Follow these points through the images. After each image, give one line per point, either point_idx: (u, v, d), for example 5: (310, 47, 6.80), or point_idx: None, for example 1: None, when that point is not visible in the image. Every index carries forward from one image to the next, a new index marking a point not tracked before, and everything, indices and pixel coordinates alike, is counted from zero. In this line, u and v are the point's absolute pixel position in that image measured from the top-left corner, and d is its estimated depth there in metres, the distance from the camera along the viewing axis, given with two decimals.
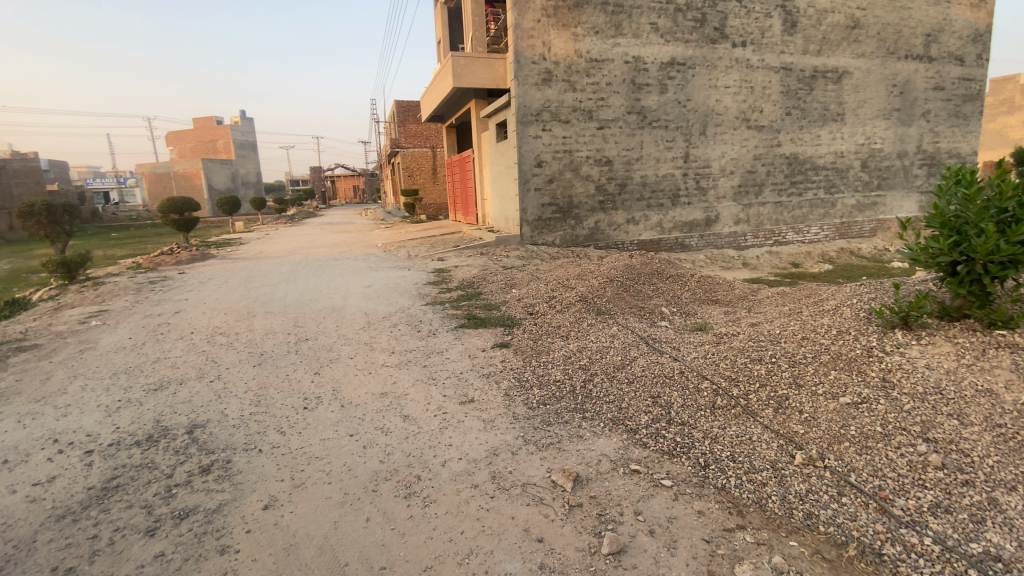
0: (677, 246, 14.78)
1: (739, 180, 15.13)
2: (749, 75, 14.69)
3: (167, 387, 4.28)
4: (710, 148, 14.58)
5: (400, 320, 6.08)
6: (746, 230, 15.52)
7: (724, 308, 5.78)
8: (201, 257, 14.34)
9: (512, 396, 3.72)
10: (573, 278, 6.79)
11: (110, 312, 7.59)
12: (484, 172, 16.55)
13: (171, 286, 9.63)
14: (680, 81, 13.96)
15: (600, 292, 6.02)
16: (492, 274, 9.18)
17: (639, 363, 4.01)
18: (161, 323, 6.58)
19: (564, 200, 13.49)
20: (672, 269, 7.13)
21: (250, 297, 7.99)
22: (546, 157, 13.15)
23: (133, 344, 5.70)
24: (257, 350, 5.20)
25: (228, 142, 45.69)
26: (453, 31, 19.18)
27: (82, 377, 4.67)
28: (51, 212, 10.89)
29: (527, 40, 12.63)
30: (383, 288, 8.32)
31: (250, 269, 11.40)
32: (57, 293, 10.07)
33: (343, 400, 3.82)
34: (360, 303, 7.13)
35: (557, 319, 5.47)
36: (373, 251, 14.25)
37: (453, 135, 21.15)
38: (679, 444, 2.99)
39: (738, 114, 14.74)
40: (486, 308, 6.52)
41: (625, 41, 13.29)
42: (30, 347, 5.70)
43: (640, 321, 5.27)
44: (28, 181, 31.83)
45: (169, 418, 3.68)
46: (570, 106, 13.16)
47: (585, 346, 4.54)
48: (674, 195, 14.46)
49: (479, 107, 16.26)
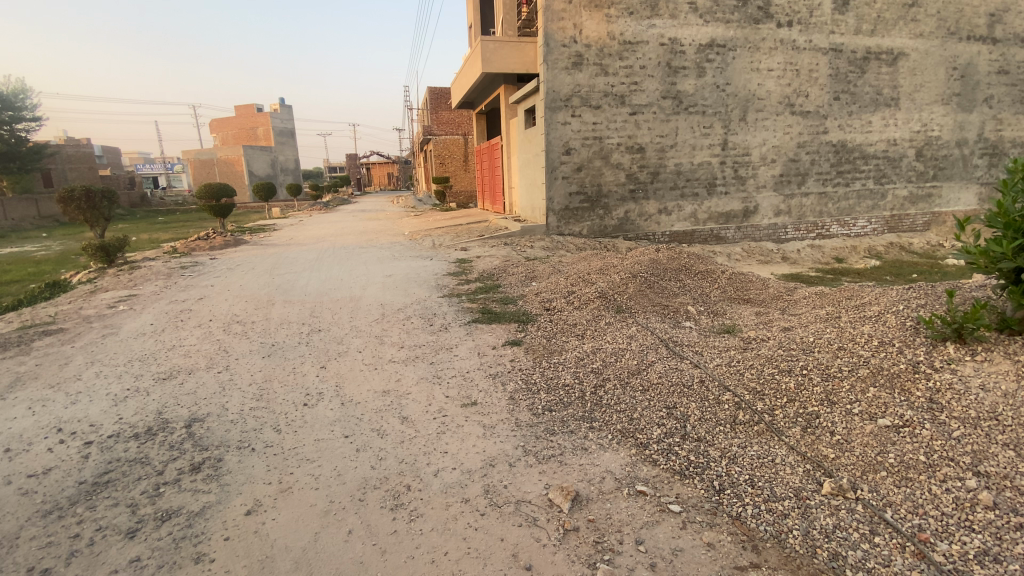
0: (711, 238, 14.18)
1: (780, 169, 14.34)
2: (795, 57, 13.81)
3: (175, 377, 4.28)
4: (750, 135, 13.83)
5: (414, 312, 5.95)
6: (787, 222, 14.75)
7: (756, 308, 5.39)
8: (234, 242, 14.67)
9: (517, 400, 3.52)
10: (594, 273, 6.50)
11: (139, 297, 7.77)
12: (512, 160, 16.25)
13: (200, 272, 9.83)
14: (719, 64, 13.24)
15: (622, 289, 5.72)
16: (513, 265, 8.97)
17: (656, 369, 3.73)
18: (183, 310, 6.68)
19: (593, 189, 13.08)
20: (701, 265, 6.72)
21: (273, 285, 8.04)
22: (574, 145, 12.75)
23: (153, 331, 5.77)
24: (268, 340, 5.16)
25: (267, 130, 46.79)
26: (485, 15, 18.81)
27: (99, 364, 4.74)
28: (90, 197, 11.29)
29: (557, 23, 12.19)
30: (403, 278, 8.23)
31: (278, 256, 11.55)
32: (96, 276, 10.45)
33: (344, 397, 3.71)
34: (378, 293, 7.04)
35: (574, 316, 5.22)
36: (400, 239, 14.25)
37: (483, 122, 20.89)
38: (692, 463, 2.73)
39: (781, 99, 13.91)
40: (503, 302, 6.32)
41: (661, 21, 12.66)
42: (58, 330, 5.85)
43: (663, 320, 4.96)
44: (81, 167, 33.45)
45: (171, 410, 3.64)
46: (601, 92, 12.69)
47: (600, 348, 4.29)
48: (709, 185, 13.82)
49: (509, 93, 15.92)
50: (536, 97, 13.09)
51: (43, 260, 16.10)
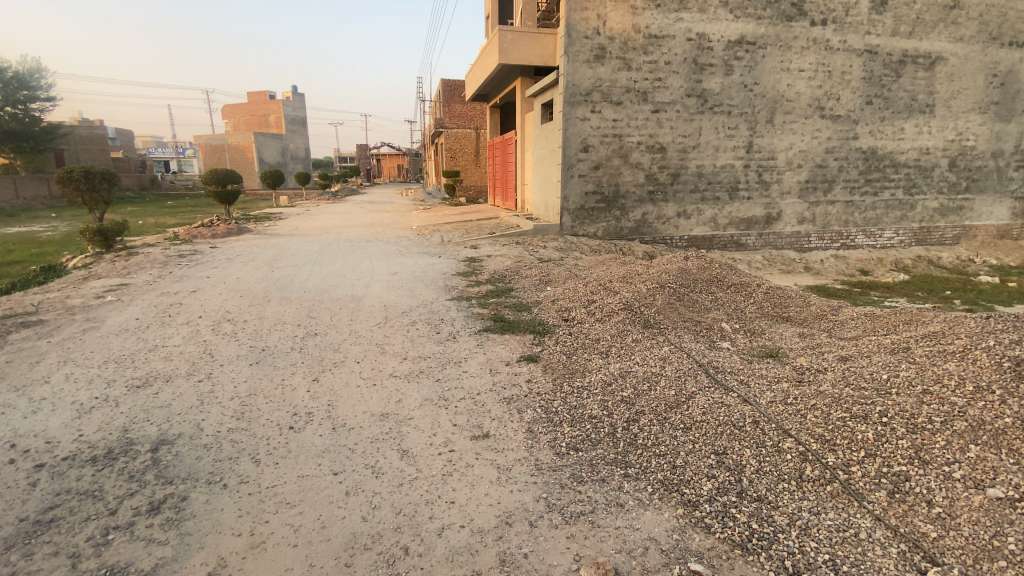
0: (731, 245, 13.61)
1: (807, 175, 13.72)
2: (827, 58, 13.14)
3: (150, 385, 3.81)
4: (776, 138, 13.22)
5: (420, 317, 5.46)
6: (811, 230, 14.14)
7: (799, 329, 4.88)
8: (237, 230, 14.23)
9: (536, 434, 3.02)
10: (617, 281, 5.98)
11: (130, 287, 7.32)
12: (526, 155, 15.70)
13: (198, 262, 9.39)
14: (748, 62, 12.61)
15: (649, 300, 5.20)
16: (526, 266, 8.47)
17: (698, 402, 3.24)
18: (173, 304, 6.21)
19: (610, 189, 12.53)
20: (733, 275, 6.19)
21: (272, 279, 7.59)
22: (592, 141, 12.20)
23: (138, 327, 5.31)
24: (259, 344, 4.68)
25: (280, 117, 46.49)
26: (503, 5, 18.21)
27: (72, 364, 4.27)
28: (89, 179, 10.87)
29: (580, 13, 11.60)
30: (409, 276, 7.74)
31: (282, 247, 11.12)
32: (93, 261, 10.03)
33: (336, 420, 3.23)
34: (382, 293, 6.57)
35: (596, 329, 4.71)
36: (407, 233, 13.78)
37: (497, 115, 20.32)
38: (756, 534, 2.21)
39: (811, 102, 13.28)
40: (516, 309, 5.81)
41: (689, 15, 12.06)
42: (36, 322, 5.41)
43: (697, 340, 4.45)
44: (93, 147, 33.32)
45: (138, 429, 3.16)
46: (623, 87, 12.11)
47: (629, 370, 3.78)
48: (732, 189, 13.23)
49: (525, 86, 15.34)
50: (555, 90, 12.54)
51: (46, 241, 15.79)
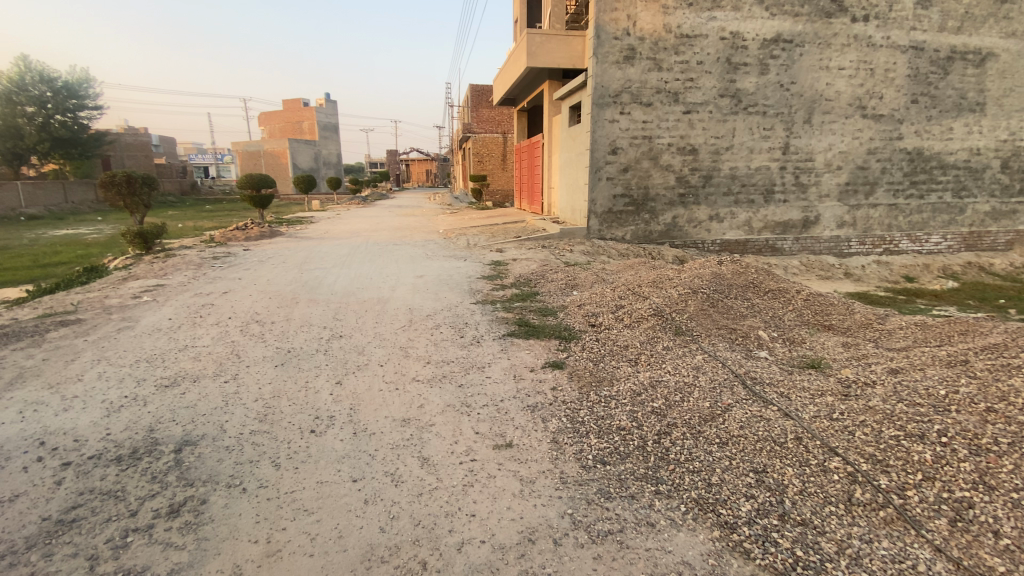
0: (766, 249, 13.15)
1: (847, 177, 13.16)
2: (869, 55, 12.60)
3: (178, 385, 3.85)
4: (814, 139, 12.73)
5: (444, 321, 5.39)
6: (851, 235, 13.55)
7: (843, 339, 4.60)
8: (270, 233, 14.55)
9: (561, 445, 2.88)
10: (646, 286, 5.80)
11: (165, 288, 7.53)
12: (553, 158, 15.58)
13: (231, 264, 9.60)
14: (784, 61, 12.20)
15: (680, 306, 5.00)
16: (552, 270, 8.34)
17: (735, 415, 3.06)
18: (205, 304, 6.33)
19: (639, 191, 12.28)
20: (770, 280, 5.92)
21: (300, 281, 7.67)
22: (621, 144, 11.99)
23: (170, 326, 5.42)
24: (285, 345, 4.69)
25: (313, 124, 47.72)
26: (532, 9, 18.19)
27: (105, 363, 4.37)
28: (131, 183, 11.28)
29: (610, 13, 11.43)
30: (434, 279, 7.71)
31: (312, 250, 11.29)
32: (132, 263, 10.39)
33: (357, 424, 3.17)
34: (407, 296, 6.55)
35: (625, 336, 4.54)
36: (434, 237, 13.83)
37: (525, 119, 20.28)
38: (801, 562, 2.02)
39: (851, 101, 12.75)
40: (541, 313, 5.69)
41: (723, 14, 11.75)
42: (75, 321, 5.58)
43: (732, 348, 4.25)
44: (138, 154, 34.87)
45: (163, 429, 3.18)
46: (653, 88, 11.87)
47: (660, 380, 3.61)
48: (767, 191, 12.80)
49: (553, 89, 15.25)
50: (583, 92, 12.39)
51: (92, 243, 16.52)
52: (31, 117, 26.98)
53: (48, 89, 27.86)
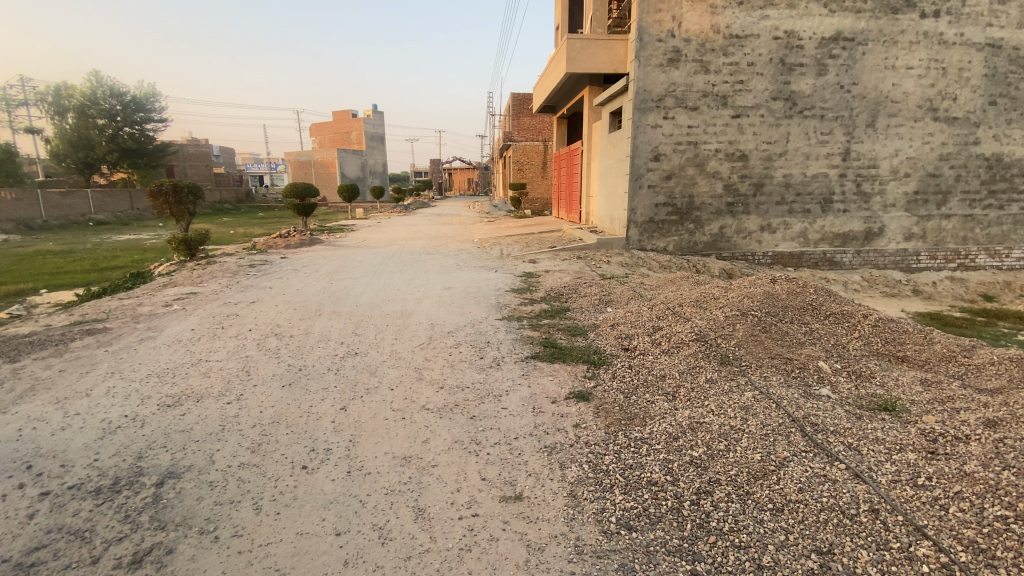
0: (823, 263, 12.20)
1: (915, 186, 12.04)
2: (941, 53, 11.49)
3: (180, 405, 3.67)
4: (879, 144, 11.71)
5: (465, 339, 5.05)
6: (920, 248, 12.37)
7: (922, 376, 3.96)
8: (309, 240, 14.75)
9: (580, 501, 2.46)
10: (689, 305, 5.26)
11: (197, 296, 7.57)
12: (593, 166, 15.10)
13: (266, 272, 9.65)
14: (845, 61, 11.30)
15: (727, 331, 4.47)
16: (586, 284, 7.92)
17: (793, 474, 2.56)
18: (229, 315, 6.25)
19: (683, 200, 11.63)
20: (831, 300, 5.26)
21: (328, 291, 7.54)
22: (664, 150, 11.41)
23: (190, 338, 5.32)
24: (297, 363, 4.44)
25: (360, 134, 49.17)
26: (573, 16, 17.87)
27: (118, 377, 4.29)
28: (177, 192, 11.64)
29: (653, 15, 10.90)
30: (462, 292, 7.42)
31: (346, 259, 11.27)
32: (176, 269, 10.69)
33: (354, 461, 2.85)
34: (431, 310, 6.26)
35: (661, 364, 4.07)
36: (469, 246, 13.60)
37: (564, 126, 19.91)
38: None
39: (921, 103, 11.66)
40: (570, 333, 5.26)
41: (777, 12, 11.01)
42: (102, 330, 5.60)
43: (788, 385, 3.70)
44: (199, 164, 37.19)
45: (152, 457, 2.99)
46: (699, 91, 11.24)
47: (701, 422, 3.13)
48: (825, 201, 11.86)
49: (594, 95, 14.81)
50: (624, 97, 11.88)
51: (148, 248, 17.34)
52: (102, 128, 29.02)
53: (117, 103, 29.81)
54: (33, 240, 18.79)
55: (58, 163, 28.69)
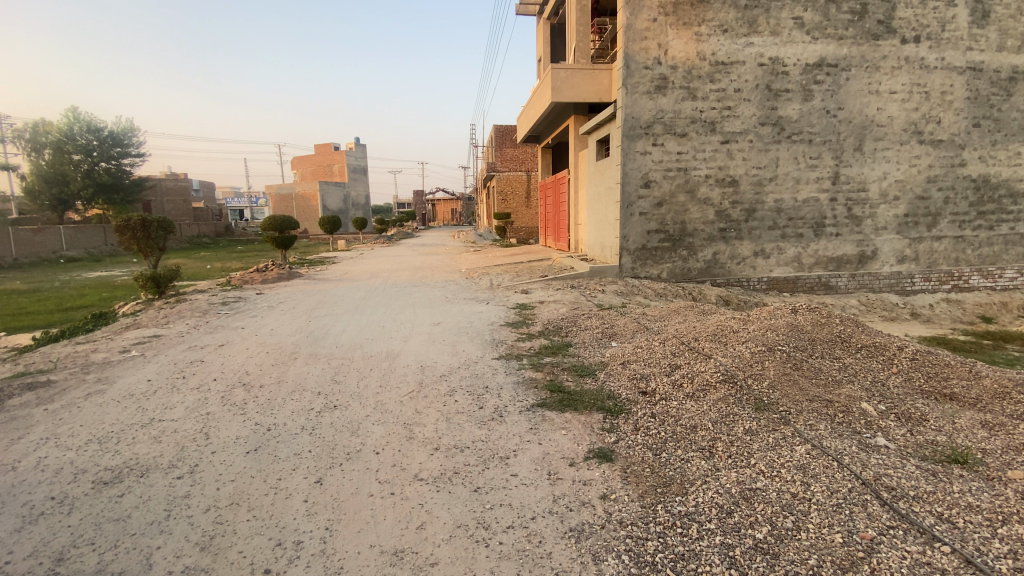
0: (819, 287, 11.96)
1: (905, 208, 11.99)
2: (923, 78, 11.63)
3: (120, 481, 3.02)
4: (867, 167, 11.68)
5: (460, 384, 4.46)
6: (913, 270, 12.25)
7: (980, 417, 3.52)
8: (288, 275, 14.07)
9: None
10: (706, 339, 4.80)
11: (160, 340, 6.85)
12: (580, 194, 14.87)
13: (239, 310, 8.95)
14: (830, 86, 11.34)
15: (756, 370, 4.00)
16: (585, 315, 7.44)
17: (889, 564, 2.06)
18: (193, 361, 5.57)
19: (676, 227, 11.36)
20: (858, 331, 4.84)
21: (306, 331, 6.90)
22: (655, 176, 11.18)
23: (144, 392, 4.62)
24: (266, 422, 3.79)
25: (344, 167, 49.00)
26: (556, 47, 18.02)
27: (50, 444, 3.58)
28: (146, 227, 10.96)
29: (639, 43, 10.83)
30: (453, 328, 6.88)
31: (327, 294, 10.64)
32: (142, 308, 9.93)
33: (332, 560, 2.25)
34: (420, 350, 5.68)
35: (689, 412, 3.56)
36: (456, 277, 13.06)
37: (549, 155, 19.84)
38: None
39: (906, 126, 11.72)
40: (577, 373, 4.73)
41: (761, 39, 11.06)
42: (43, 383, 4.87)
43: (840, 436, 3.23)
44: (177, 200, 36.70)
45: (73, 559, 2.33)
46: (688, 117, 11.12)
47: (755, 490, 2.63)
48: (817, 225, 11.71)
49: (579, 123, 14.70)
50: (612, 124, 11.70)
51: (117, 286, 16.42)
52: (77, 164, 28.23)
53: (94, 138, 29.12)
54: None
55: (28, 200, 27.69)
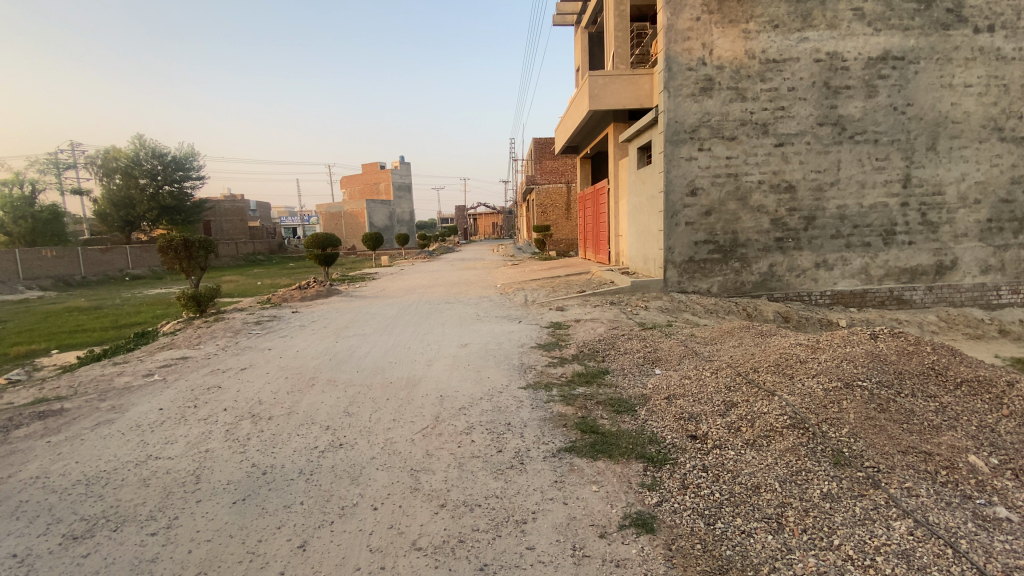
0: (890, 301, 10.78)
1: (989, 213, 10.65)
2: (1002, 69, 10.37)
3: (89, 537, 2.70)
4: (943, 168, 10.48)
5: (479, 420, 3.97)
6: (1000, 282, 10.84)
7: None
8: (327, 292, 14.09)
9: None
10: (766, 371, 4.12)
11: (187, 362, 6.75)
12: (621, 205, 14.23)
13: (270, 329, 8.85)
14: (897, 81, 10.28)
15: (832, 413, 3.33)
16: (624, 336, 6.84)
17: None
18: (209, 387, 5.35)
19: (726, 237, 10.53)
20: (954, 360, 4.01)
21: (330, 353, 6.62)
22: (701, 184, 10.43)
23: (152, 424, 4.40)
24: (263, 463, 3.44)
25: (388, 184, 50.12)
26: (594, 56, 17.60)
27: (40, 485, 3.36)
28: (188, 248, 11.20)
29: (681, 44, 10.20)
30: (480, 350, 6.43)
31: (359, 311, 10.47)
32: (182, 327, 10.08)
33: None
34: (442, 376, 5.24)
35: (750, 467, 2.96)
36: (491, 293, 12.68)
37: (588, 166, 19.29)
38: None
39: (987, 122, 10.46)
40: (614, 408, 4.15)
41: (816, 33, 10.17)
42: (56, 412, 4.75)
43: (949, 506, 2.53)
44: (234, 220, 38.58)
45: None
46: (736, 120, 10.34)
47: None
48: (887, 232, 10.58)
49: (619, 131, 14.12)
50: (654, 130, 11.05)
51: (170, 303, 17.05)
52: (144, 188, 30.05)
53: (158, 163, 30.94)
54: (64, 297, 18.81)
55: (101, 222, 29.65)
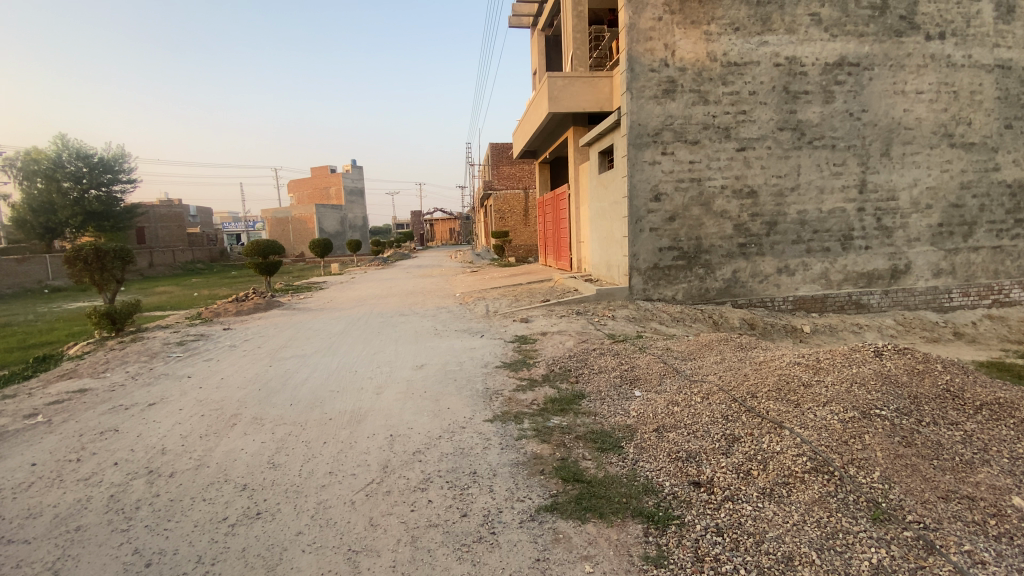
0: (850, 305, 10.81)
1: (939, 217, 10.89)
2: (950, 76, 10.66)
3: None
4: (896, 174, 10.63)
5: (436, 470, 3.26)
6: (951, 285, 11.10)
7: None
8: (269, 304, 12.88)
9: None
10: (769, 397, 3.64)
11: (86, 396, 5.64)
12: (582, 210, 13.83)
13: (195, 351, 7.73)
14: (852, 87, 10.35)
15: (856, 452, 2.85)
16: (596, 350, 6.28)
17: None
18: (103, 431, 4.36)
19: (690, 243, 10.25)
20: (966, 381, 3.66)
21: (262, 380, 5.70)
22: (665, 189, 10.12)
23: (14, 487, 3.41)
24: (151, 547, 2.60)
25: (340, 189, 48.23)
26: (552, 59, 17.23)
27: None
28: (101, 258, 9.82)
29: (644, 43, 9.87)
30: (439, 372, 5.71)
31: (301, 327, 9.46)
32: (93, 349, 8.76)
33: None
34: (393, 409, 4.48)
35: (775, 527, 2.40)
36: (449, 303, 11.92)
37: (547, 171, 18.88)
38: None
39: (936, 128, 10.71)
40: (597, 446, 3.54)
41: (776, 38, 10.10)
42: None
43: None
44: (172, 226, 35.97)
45: None
46: (699, 123, 10.10)
47: None
48: (845, 237, 10.61)
49: (579, 135, 13.73)
50: (616, 133, 10.67)
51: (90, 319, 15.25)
52: (67, 192, 27.28)
53: (83, 165, 28.22)
54: None
55: (16, 230, 26.69)
